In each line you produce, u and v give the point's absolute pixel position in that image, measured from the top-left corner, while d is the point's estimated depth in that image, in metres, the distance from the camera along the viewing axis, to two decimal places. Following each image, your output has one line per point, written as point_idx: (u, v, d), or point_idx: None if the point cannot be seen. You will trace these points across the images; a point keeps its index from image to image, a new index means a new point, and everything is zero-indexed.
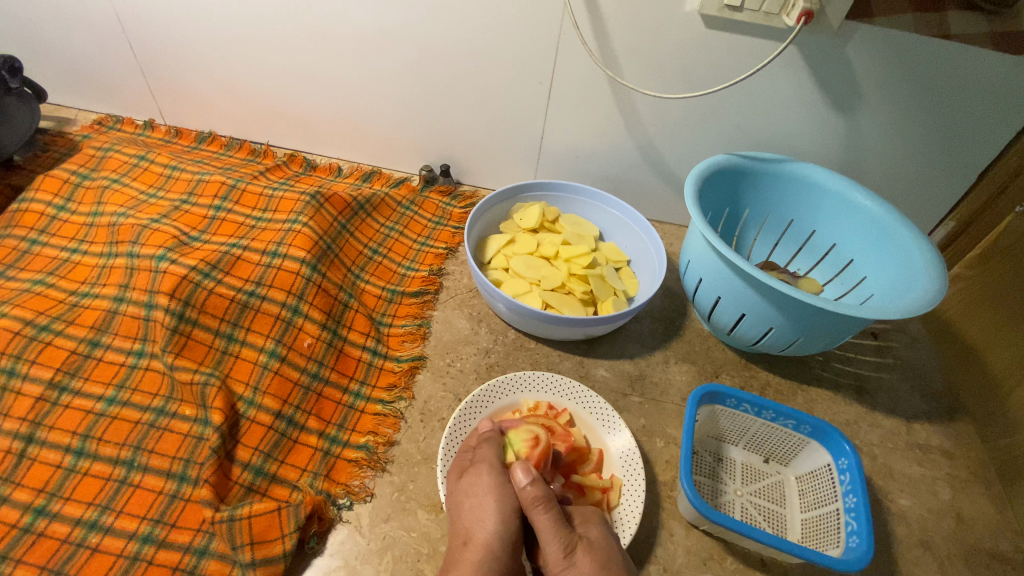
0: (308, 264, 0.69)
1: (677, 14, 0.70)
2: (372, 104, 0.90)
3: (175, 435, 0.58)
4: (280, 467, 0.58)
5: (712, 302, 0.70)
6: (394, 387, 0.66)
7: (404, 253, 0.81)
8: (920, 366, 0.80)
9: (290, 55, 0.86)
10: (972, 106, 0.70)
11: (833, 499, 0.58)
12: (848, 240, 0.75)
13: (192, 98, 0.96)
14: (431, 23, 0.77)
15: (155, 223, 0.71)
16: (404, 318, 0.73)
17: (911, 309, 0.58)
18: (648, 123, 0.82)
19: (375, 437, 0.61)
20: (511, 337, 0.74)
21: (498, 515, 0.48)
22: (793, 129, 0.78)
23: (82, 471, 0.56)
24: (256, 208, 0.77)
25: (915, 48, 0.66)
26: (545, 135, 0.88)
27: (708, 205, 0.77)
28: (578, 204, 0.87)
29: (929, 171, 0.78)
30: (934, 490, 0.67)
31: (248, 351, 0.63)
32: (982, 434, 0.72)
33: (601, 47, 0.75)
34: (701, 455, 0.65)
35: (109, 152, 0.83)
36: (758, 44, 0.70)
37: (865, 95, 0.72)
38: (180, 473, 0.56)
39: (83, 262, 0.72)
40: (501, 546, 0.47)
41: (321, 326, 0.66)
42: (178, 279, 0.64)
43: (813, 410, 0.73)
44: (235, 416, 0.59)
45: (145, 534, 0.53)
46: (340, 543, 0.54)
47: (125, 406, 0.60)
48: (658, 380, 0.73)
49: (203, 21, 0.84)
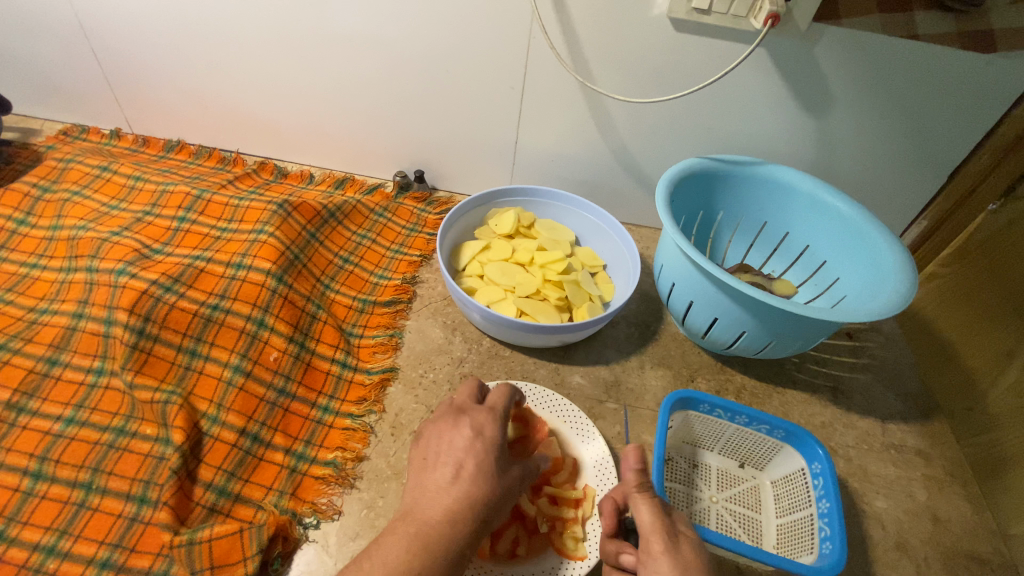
0: (274, 275, 0.67)
1: (646, 17, 0.69)
2: (343, 110, 0.89)
3: (135, 456, 0.57)
4: (244, 486, 0.56)
5: (685, 307, 0.70)
6: (364, 400, 0.64)
7: (376, 261, 0.80)
8: (896, 365, 0.80)
9: (258, 61, 0.84)
10: (941, 106, 0.70)
11: (807, 504, 0.58)
12: (821, 242, 0.75)
13: (159, 106, 0.94)
14: (400, 29, 0.76)
15: (116, 236, 0.70)
16: (375, 329, 0.72)
17: (881, 311, 0.58)
18: (621, 126, 0.82)
19: (343, 453, 0.60)
20: (486, 346, 0.73)
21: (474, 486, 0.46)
22: (766, 131, 0.78)
23: (39, 495, 0.55)
24: (222, 218, 0.75)
25: (883, 49, 0.66)
26: (519, 140, 0.87)
27: (681, 208, 0.76)
28: (553, 208, 0.86)
29: (901, 171, 0.79)
30: (910, 491, 0.67)
31: (212, 367, 0.62)
32: (958, 433, 0.72)
33: (571, 51, 0.74)
34: (677, 462, 0.64)
35: (71, 163, 0.81)
36: (728, 47, 0.70)
37: (836, 96, 0.72)
38: (140, 495, 0.54)
39: (42, 278, 0.70)
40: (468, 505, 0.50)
41: (287, 339, 0.65)
42: (138, 294, 0.62)
43: (789, 412, 0.72)
44: (198, 434, 0.58)
45: (104, 559, 0.51)
46: (306, 563, 0.52)
47: (84, 427, 0.59)
48: (634, 386, 0.72)
49: (167, 28, 0.82)
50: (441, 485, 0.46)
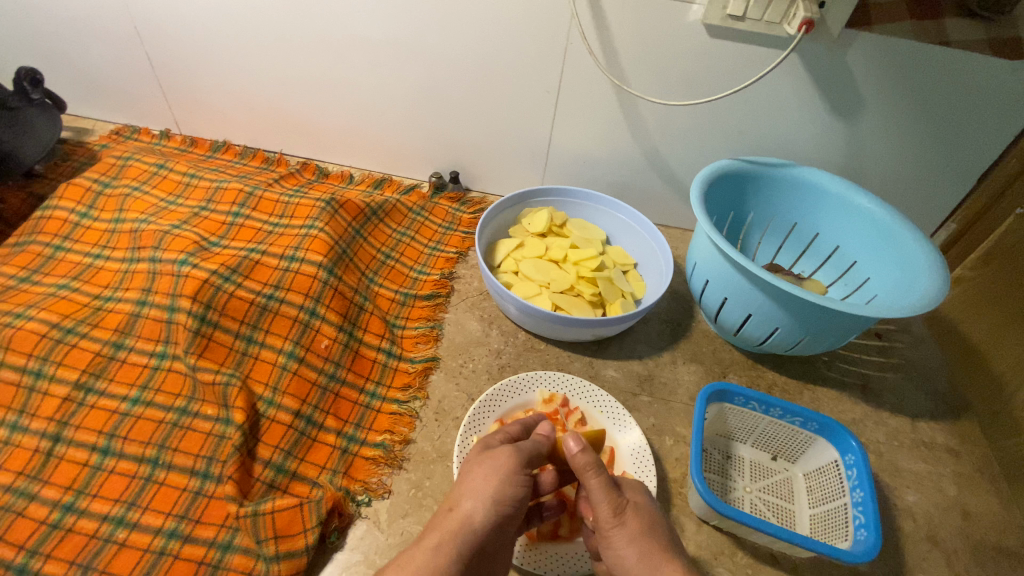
0: (325, 268, 0.71)
1: (681, 23, 0.72)
2: (384, 113, 0.92)
3: (197, 434, 0.60)
4: (300, 465, 0.59)
5: (718, 303, 0.72)
6: (409, 387, 0.67)
7: (416, 257, 0.83)
8: (925, 365, 0.81)
9: (304, 65, 0.88)
10: (971, 110, 0.72)
11: (840, 495, 0.60)
12: (851, 242, 0.77)
13: (207, 108, 0.99)
14: (440, 34, 0.80)
15: (176, 229, 0.74)
16: (417, 321, 0.75)
17: (914, 308, 0.59)
18: (653, 129, 0.84)
19: (391, 436, 0.62)
20: (522, 339, 0.76)
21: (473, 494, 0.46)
22: (796, 134, 0.80)
23: (108, 469, 0.58)
24: (272, 214, 0.79)
25: (914, 55, 0.68)
26: (552, 142, 0.90)
27: (713, 209, 0.78)
28: (585, 208, 0.89)
29: (930, 174, 0.80)
30: (941, 487, 0.68)
31: (268, 353, 0.65)
32: (987, 432, 0.73)
33: (607, 56, 0.77)
34: (711, 453, 0.66)
35: (129, 161, 0.85)
36: (760, 52, 0.72)
37: (866, 100, 0.74)
38: (203, 470, 0.57)
39: (105, 268, 0.74)
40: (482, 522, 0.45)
41: (337, 328, 0.68)
42: (200, 283, 0.66)
43: (819, 408, 0.74)
44: (256, 415, 0.61)
45: (170, 530, 0.54)
46: (359, 538, 0.55)
47: (149, 407, 0.62)
48: (666, 380, 0.74)
49: (220, 33, 0.87)
50: (456, 500, 0.46)
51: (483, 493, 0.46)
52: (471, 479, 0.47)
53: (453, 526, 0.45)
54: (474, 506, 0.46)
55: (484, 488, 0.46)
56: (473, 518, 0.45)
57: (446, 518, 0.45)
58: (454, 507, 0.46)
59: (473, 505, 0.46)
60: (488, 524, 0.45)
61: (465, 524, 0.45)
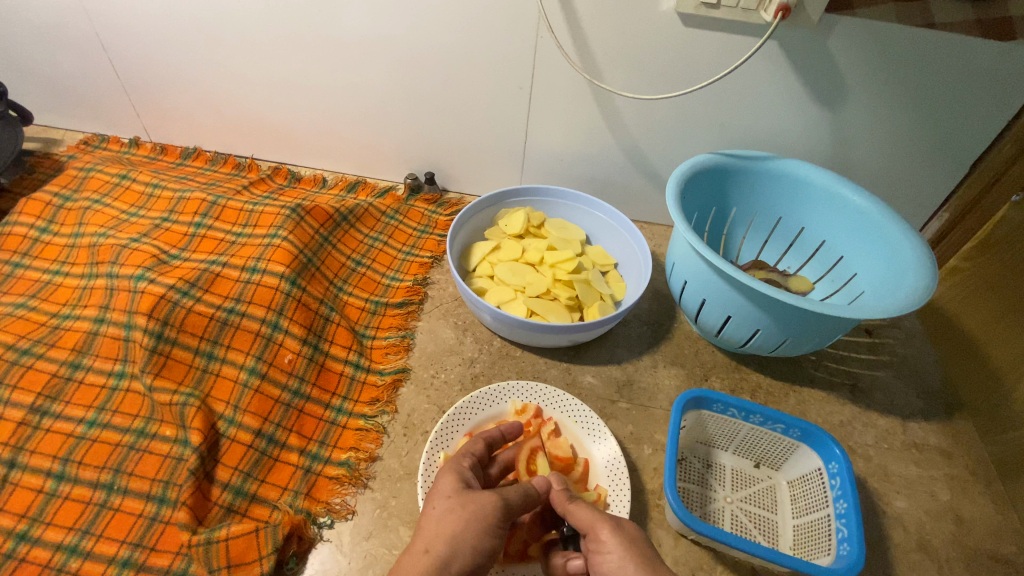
0: (288, 278, 0.68)
1: (654, 13, 0.68)
2: (354, 113, 0.89)
3: (154, 457, 0.58)
4: (260, 487, 0.57)
5: (698, 305, 0.69)
6: (377, 401, 0.65)
7: (388, 263, 0.81)
8: (917, 362, 0.78)
9: (269, 67, 0.85)
10: (961, 95, 0.68)
11: (824, 505, 0.57)
12: (837, 237, 0.74)
13: (175, 114, 0.96)
14: (407, 32, 0.77)
15: (135, 242, 0.71)
16: (387, 330, 0.73)
17: (900, 307, 0.56)
18: (631, 123, 0.81)
19: (356, 453, 0.60)
20: (497, 346, 0.73)
21: (448, 535, 0.43)
22: (778, 125, 0.77)
23: (62, 495, 0.56)
24: (236, 224, 0.77)
25: (899, 38, 0.65)
26: (528, 139, 0.87)
27: (693, 206, 0.75)
28: (563, 208, 0.86)
29: (920, 163, 0.77)
30: (932, 491, 0.65)
31: (229, 369, 0.63)
32: (982, 432, 0.70)
33: (579, 49, 0.74)
34: (690, 462, 0.64)
35: (91, 172, 0.83)
36: (738, 40, 0.69)
37: (851, 87, 0.71)
38: (160, 495, 0.55)
39: (64, 284, 0.72)
40: (459, 566, 0.43)
41: (301, 341, 0.66)
42: (156, 299, 0.64)
43: (806, 411, 0.71)
44: (215, 435, 0.59)
45: (124, 558, 0.52)
46: (321, 562, 0.53)
47: (106, 429, 0.60)
48: (646, 386, 0.71)
49: (181, 36, 0.84)
50: (432, 541, 0.43)
51: (460, 537, 0.43)
52: (450, 519, 0.44)
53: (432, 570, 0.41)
54: (451, 549, 0.43)
55: (460, 531, 0.44)
56: (451, 560, 0.42)
57: (423, 562, 0.42)
58: (430, 549, 0.43)
59: (450, 546, 0.43)
60: (463, 570, 0.43)
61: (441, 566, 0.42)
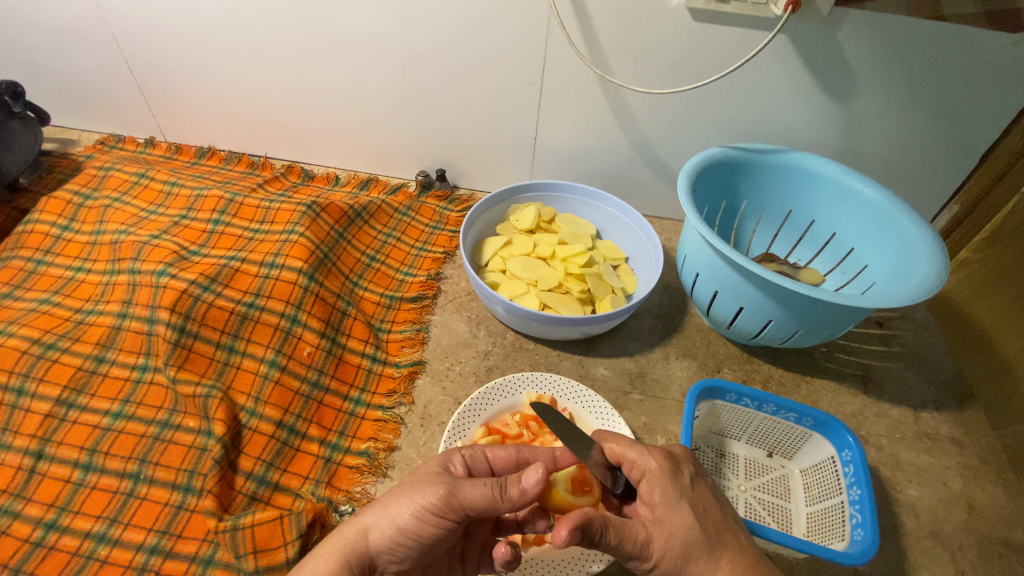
0: (306, 273, 0.70)
1: (664, 8, 0.69)
2: (366, 111, 0.90)
3: (179, 447, 0.59)
4: (282, 476, 0.58)
5: (710, 296, 0.70)
6: (394, 393, 0.66)
7: (402, 258, 0.82)
8: (928, 353, 0.78)
9: (282, 67, 0.87)
10: (971, 86, 0.69)
11: (837, 492, 0.58)
12: (848, 229, 0.74)
13: (190, 114, 0.98)
14: (419, 32, 0.78)
15: (155, 239, 0.73)
16: (403, 324, 0.74)
17: (913, 296, 0.57)
18: (641, 119, 0.82)
19: (375, 443, 0.61)
20: (510, 339, 0.74)
21: (380, 510, 0.45)
22: (788, 118, 0.78)
23: (90, 485, 0.58)
24: (253, 221, 0.78)
25: (909, 31, 0.65)
26: (539, 135, 0.88)
27: (704, 199, 0.76)
28: (574, 203, 0.87)
29: (930, 155, 0.77)
30: (944, 479, 0.65)
31: (250, 362, 0.64)
32: (993, 422, 0.71)
33: (589, 45, 0.74)
34: (703, 452, 0.64)
35: (110, 171, 0.85)
36: (748, 34, 0.70)
37: (861, 80, 0.71)
38: (185, 484, 0.57)
39: (87, 281, 0.74)
40: (381, 539, 0.44)
41: (320, 335, 0.67)
42: (178, 294, 0.65)
43: (817, 402, 0.72)
44: (238, 426, 0.60)
45: (152, 545, 0.54)
46: None
47: (131, 420, 0.62)
48: (659, 377, 0.72)
49: (196, 35, 0.85)
50: (364, 510, 0.45)
51: (390, 514, 0.44)
52: (389, 497, 0.45)
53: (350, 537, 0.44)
54: (378, 521, 0.44)
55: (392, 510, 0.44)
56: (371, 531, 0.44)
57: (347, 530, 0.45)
58: (361, 518, 0.45)
59: (377, 518, 0.44)
60: (382, 543, 0.44)
61: (361, 535, 0.44)
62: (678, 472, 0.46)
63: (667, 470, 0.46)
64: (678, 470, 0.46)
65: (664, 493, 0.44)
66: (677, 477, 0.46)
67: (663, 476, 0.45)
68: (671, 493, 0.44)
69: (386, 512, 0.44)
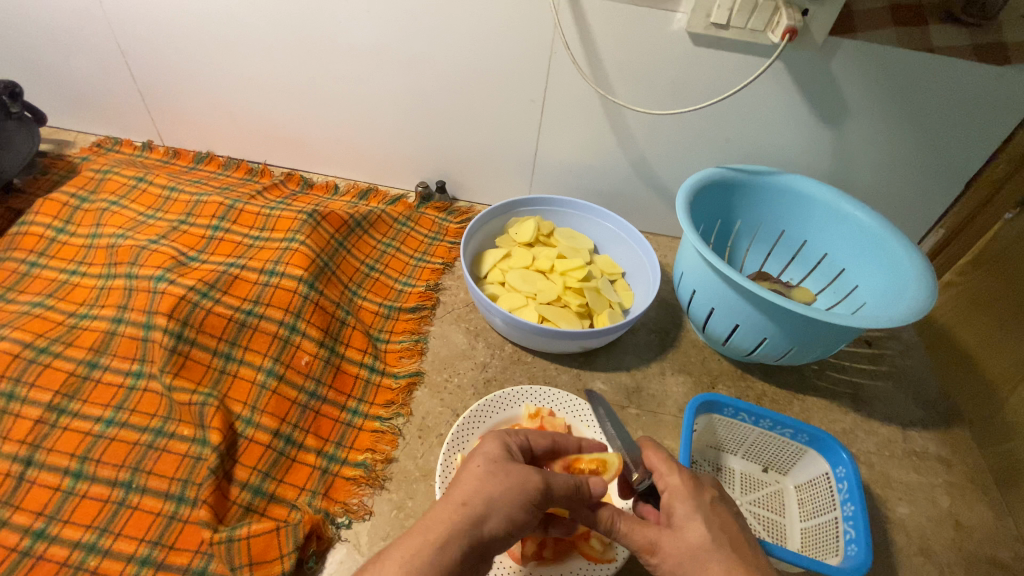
0: (305, 282, 0.70)
1: (665, 32, 0.71)
2: (368, 121, 0.91)
3: (173, 456, 0.59)
4: (278, 486, 0.58)
5: (706, 313, 0.71)
6: (391, 403, 0.66)
7: (400, 269, 0.82)
8: (916, 373, 0.80)
9: (286, 75, 0.87)
10: (957, 115, 0.71)
11: (831, 508, 0.59)
12: (839, 250, 0.76)
13: (191, 121, 0.98)
14: (425, 43, 0.79)
15: (153, 244, 0.72)
16: (400, 334, 0.74)
17: (903, 316, 0.58)
18: (640, 138, 0.83)
19: (373, 454, 0.61)
20: (508, 351, 0.74)
21: (491, 493, 0.42)
22: (783, 142, 0.80)
23: (80, 494, 0.56)
24: (253, 227, 0.78)
25: (899, 59, 0.68)
26: (539, 150, 0.89)
27: (700, 218, 0.78)
28: (572, 217, 0.88)
29: (917, 180, 0.80)
30: (933, 497, 0.67)
31: (246, 370, 0.64)
32: (979, 441, 0.72)
33: (591, 65, 0.76)
34: (700, 466, 0.65)
35: (108, 174, 0.84)
36: (746, 60, 0.72)
37: (852, 106, 0.73)
38: (178, 494, 0.56)
39: (82, 284, 0.73)
40: (492, 520, 0.41)
41: (318, 344, 0.67)
42: (176, 300, 0.64)
43: (810, 418, 0.73)
44: (233, 435, 0.60)
45: (144, 557, 0.53)
46: (339, 562, 0.54)
47: (124, 428, 0.61)
48: (655, 392, 0.73)
49: (201, 42, 0.85)
50: (470, 495, 0.41)
51: (497, 497, 0.41)
52: (492, 482, 0.42)
53: (463, 524, 0.40)
54: (485, 511, 0.41)
55: (493, 495, 0.42)
56: (485, 521, 0.41)
57: (454, 514, 0.40)
58: (467, 502, 0.41)
59: (489, 509, 0.41)
60: (492, 533, 0.41)
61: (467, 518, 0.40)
62: (699, 490, 0.47)
63: (690, 487, 0.47)
64: (700, 486, 0.48)
65: (681, 506, 0.46)
66: (698, 493, 0.47)
67: (685, 492, 0.47)
68: (687, 506, 0.46)
69: (498, 499, 0.42)
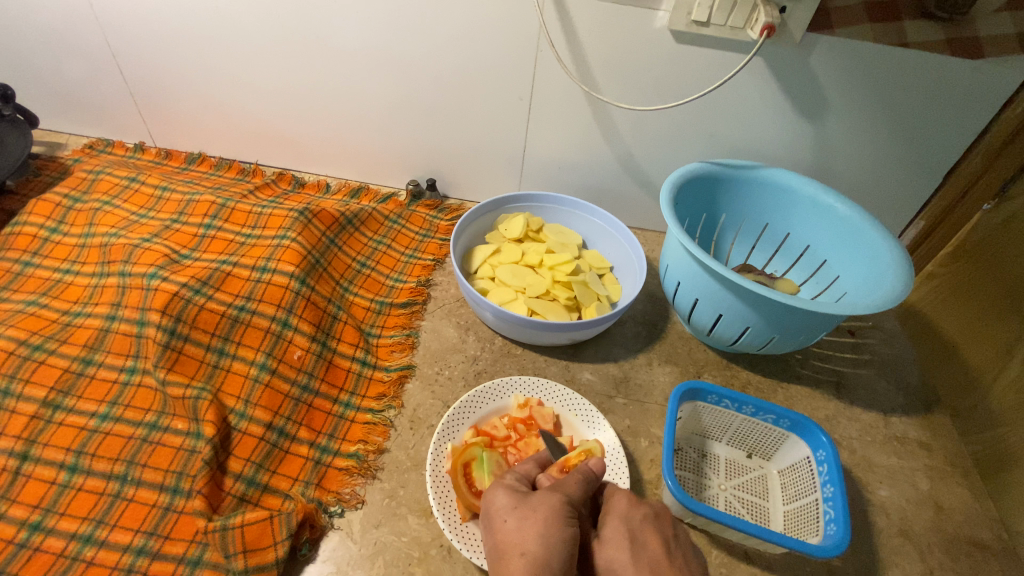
0: (297, 278, 0.71)
1: (648, 30, 0.73)
2: (359, 120, 0.92)
3: (167, 449, 0.60)
4: (271, 477, 0.59)
5: (691, 304, 0.73)
6: (383, 396, 0.67)
7: (392, 265, 0.83)
8: (898, 361, 0.82)
9: (277, 76, 0.88)
10: (934, 109, 0.73)
11: (812, 490, 0.60)
12: (821, 242, 0.78)
13: (183, 122, 0.99)
14: (415, 42, 0.80)
15: (146, 242, 0.73)
16: (392, 329, 0.75)
17: (882, 303, 0.60)
18: (626, 134, 0.85)
19: (365, 445, 0.62)
20: (499, 345, 0.76)
21: (539, 536, 0.44)
22: (765, 137, 0.82)
23: (77, 486, 0.57)
24: (245, 225, 0.79)
25: (876, 55, 0.70)
26: (528, 148, 0.90)
27: (685, 212, 0.79)
28: (560, 213, 0.89)
29: (896, 173, 0.81)
30: (913, 481, 0.68)
31: (239, 365, 0.65)
32: (959, 426, 0.74)
33: (577, 63, 0.78)
34: (685, 452, 0.66)
35: (101, 175, 0.85)
36: (727, 57, 0.74)
37: (831, 101, 0.75)
38: (173, 486, 0.57)
39: (75, 282, 0.74)
40: (555, 557, 0.43)
41: (310, 338, 0.68)
42: (169, 296, 0.65)
43: (793, 406, 0.75)
44: (227, 428, 0.61)
45: (139, 547, 0.53)
46: (332, 549, 0.55)
47: (118, 422, 0.62)
48: (642, 382, 0.74)
49: (192, 44, 0.86)
50: (523, 544, 0.44)
51: (548, 534, 0.44)
52: (529, 524, 0.45)
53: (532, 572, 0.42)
54: (546, 552, 0.43)
55: (543, 532, 0.44)
56: (550, 560, 0.43)
57: (520, 566, 0.43)
58: (527, 551, 0.43)
59: (547, 547, 0.43)
60: (563, 565, 0.43)
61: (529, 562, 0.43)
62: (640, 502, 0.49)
63: (624, 505, 0.50)
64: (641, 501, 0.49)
65: (615, 520, 0.48)
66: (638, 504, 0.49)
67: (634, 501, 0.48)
68: (625, 519, 0.48)
69: (550, 535, 0.44)
